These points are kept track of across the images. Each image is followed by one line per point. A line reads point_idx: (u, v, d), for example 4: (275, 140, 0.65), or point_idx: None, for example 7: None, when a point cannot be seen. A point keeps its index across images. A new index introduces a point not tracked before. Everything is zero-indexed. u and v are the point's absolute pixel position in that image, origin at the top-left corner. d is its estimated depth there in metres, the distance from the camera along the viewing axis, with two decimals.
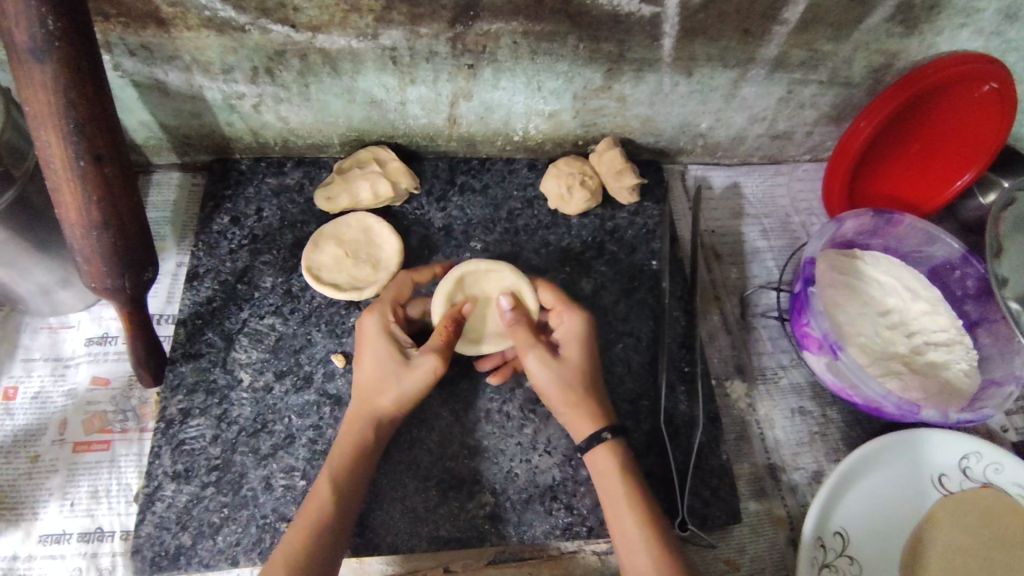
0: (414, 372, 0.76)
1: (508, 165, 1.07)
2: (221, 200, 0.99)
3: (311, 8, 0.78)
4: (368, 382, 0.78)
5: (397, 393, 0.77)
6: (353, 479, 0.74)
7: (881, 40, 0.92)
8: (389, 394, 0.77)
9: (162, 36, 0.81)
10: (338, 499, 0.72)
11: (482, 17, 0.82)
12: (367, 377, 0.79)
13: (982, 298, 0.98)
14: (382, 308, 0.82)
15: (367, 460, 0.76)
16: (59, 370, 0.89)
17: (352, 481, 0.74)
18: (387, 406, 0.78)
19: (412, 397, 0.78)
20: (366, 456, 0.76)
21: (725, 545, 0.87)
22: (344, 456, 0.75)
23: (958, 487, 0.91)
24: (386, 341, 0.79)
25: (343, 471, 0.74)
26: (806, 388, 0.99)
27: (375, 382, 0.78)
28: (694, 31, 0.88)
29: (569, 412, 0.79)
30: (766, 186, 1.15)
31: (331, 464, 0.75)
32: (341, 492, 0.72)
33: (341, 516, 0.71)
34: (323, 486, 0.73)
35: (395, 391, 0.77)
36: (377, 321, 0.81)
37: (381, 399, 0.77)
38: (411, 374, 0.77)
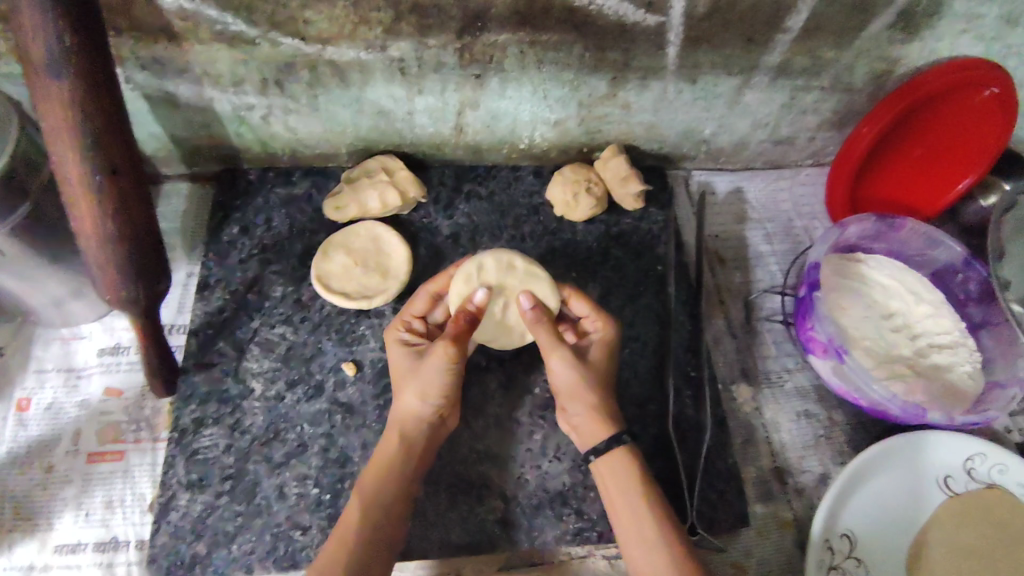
0: (429, 365, 0.77)
1: (513, 173, 1.08)
2: (230, 210, 0.99)
3: (321, 21, 0.80)
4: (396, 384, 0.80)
5: (418, 388, 0.78)
6: (382, 497, 0.75)
7: (882, 47, 0.93)
8: (408, 392, 0.78)
9: (173, 50, 0.82)
10: (367, 520, 0.73)
11: (489, 28, 0.83)
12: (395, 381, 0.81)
13: (985, 301, 0.99)
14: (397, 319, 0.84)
15: (400, 474, 0.77)
16: (72, 381, 0.89)
17: (385, 498, 0.75)
18: (415, 406, 0.78)
19: (435, 388, 0.77)
20: (399, 471, 0.77)
21: (733, 548, 0.88)
22: (375, 475, 0.76)
23: (962, 488, 0.92)
24: (400, 347, 0.82)
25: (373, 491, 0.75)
26: (811, 391, 1.00)
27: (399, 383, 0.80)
28: (698, 39, 0.89)
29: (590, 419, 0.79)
30: (769, 191, 1.16)
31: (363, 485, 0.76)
32: (370, 511, 0.74)
33: (372, 534, 0.72)
34: (353, 510, 0.74)
35: (416, 388, 0.78)
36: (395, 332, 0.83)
37: (406, 402, 0.78)
38: (426, 369, 0.77)
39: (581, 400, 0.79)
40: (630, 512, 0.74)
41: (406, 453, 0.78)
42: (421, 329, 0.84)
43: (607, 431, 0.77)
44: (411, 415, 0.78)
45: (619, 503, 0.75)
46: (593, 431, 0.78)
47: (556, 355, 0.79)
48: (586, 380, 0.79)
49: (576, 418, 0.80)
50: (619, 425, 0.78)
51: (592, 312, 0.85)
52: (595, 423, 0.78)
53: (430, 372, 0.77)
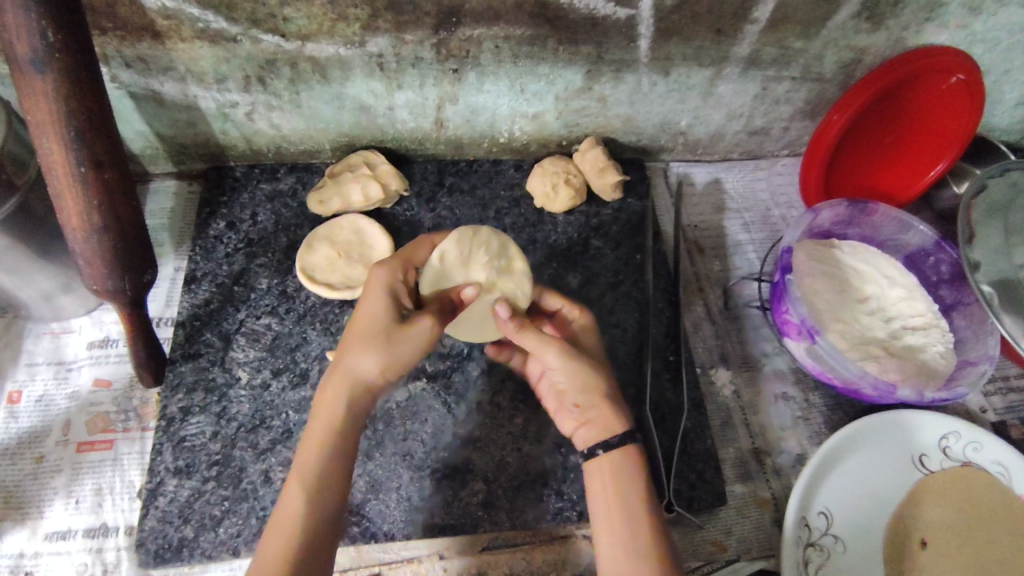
0: (410, 334, 0.73)
1: (495, 167, 1.11)
2: (217, 206, 1.02)
3: (300, 18, 0.82)
4: (356, 340, 0.72)
5: (383, 355, 0.72)
6: (328, 482, 0.68)
7: (849, 37, 0.96)
8: (371, 357, 0.72)
9: (157, 48, 0.84)
10: (313, 511, 0.67)
11: (464, 22, 0.86)
12: (356, 333, 0.73)
13: (956, 283, 1.02)
14: (393, 266, 0.78)
15: (345, 454, 0.71)
16: (62, 373, 0.91)
17: (330, 483, 0.69)
18: (370, 372, 0.72)
19: (398, 360, 0.73)
20: (345, 450, 0.71)
21: (712, 526, 0.89)
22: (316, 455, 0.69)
23: (938, 466, 0.94)
24: (385, 299, 0.74)
25: (318, 474, 0.68)
26: (789, 374, 1.02)
27: (361, 336, 0.73)
28: (668, 32, 0.91)
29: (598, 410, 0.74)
30: (746, 181, 1.19)
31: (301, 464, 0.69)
32: (316, 498, 0.67)
33: (319, 527, 0.66)
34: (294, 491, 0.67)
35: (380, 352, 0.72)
36: (386, 275, 0.77)
37: (362, 365, 0.72)
38: (403, 338, 0.72)
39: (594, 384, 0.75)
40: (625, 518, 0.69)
41: (348, 429, 0.72)
42: (408, 280, 0.79)
43: (624, 424, 0.73)
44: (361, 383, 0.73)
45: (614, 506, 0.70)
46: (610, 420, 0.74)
47: (559, 349, 0.75)
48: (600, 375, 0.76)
49: (593, 408, 0.75)
50: (632, 421, 0.75)
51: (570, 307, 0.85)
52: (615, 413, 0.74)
53: (407, 346, 0.73)
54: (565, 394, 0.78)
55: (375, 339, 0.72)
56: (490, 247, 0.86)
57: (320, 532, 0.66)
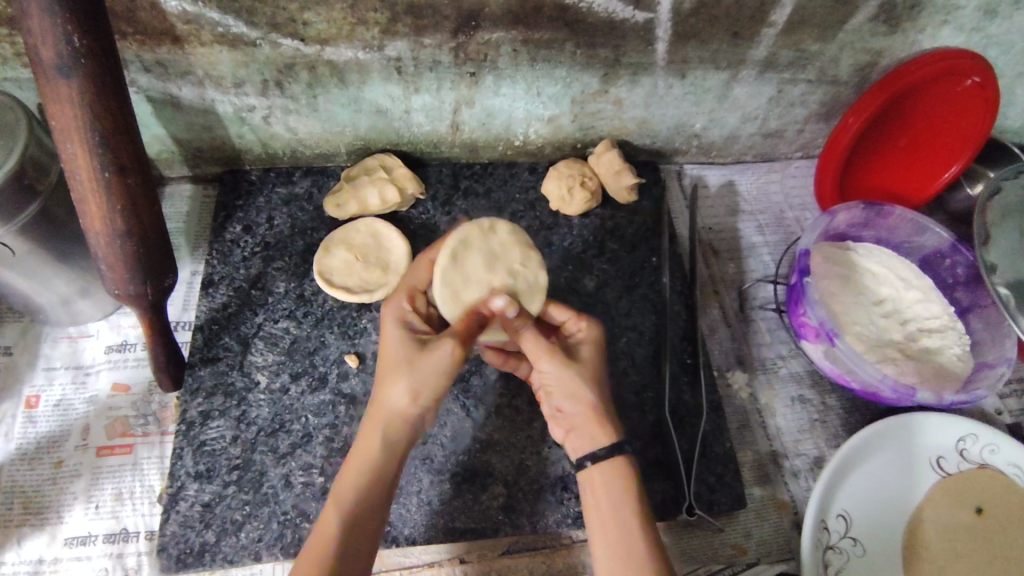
0: (431, 358, 0.71)
1: (509, 169, 1.11)
2: (233, 210, 1.01)
3: (320, 22, 0.82)
4: (387, 371, 0.73)
5: (413, 383, 0.71)
6: (364, 509, 0.69)
7: (865, 40, 0.96)
8: (400, 387, 0.71)
9: (177, 52, 0.84)
10: (348, 538, 0.67)
11: (483, 26, 0.86)
12: (386, 365, 0.74)
13: (972, 284, 1.02)
14: (398, 299, 0.79)
15: (381, 483, 0.71)
16: (80, 378, 0.91)
17: (366, 514, 0.70)
18: (404, 403, 0.72)
19: (429, 387, 0.72)
20: (380, 480, 0.71)
21: (731, 530, 0.89)
22: (353, 485, 0.70)
23: (955, 468, 0.94)
24: (403, 329, 0.75)
25: (353, 502, 0.69)
26: (805, 377, 1.02)
27: (387, 368, 0.73)
28: (686, 35, 0.91)
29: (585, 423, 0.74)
30: (760, 183, 1.19)
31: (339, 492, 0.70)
32: (353, 528, 0.68)
33: (353, 551, 0.67)
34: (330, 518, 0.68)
35: (409, 381, 0.71)
36: (398, 310, 0.77)
37: (394, 395, 0.72)
38: (429, 361, 0.71)
39: (580, 394, 0.75)
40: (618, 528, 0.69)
41: (387, 459, 0.72)
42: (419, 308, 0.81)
43: (610, 436, 0.73)
44: (396, 414, 0.73)
45: (605, 514, 0.70)
46: (594, 430, 0.73)
47: (548, 356, 0.75)
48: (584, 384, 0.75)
49: (574, 411, 0.75)
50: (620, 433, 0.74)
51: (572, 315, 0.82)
52: (597, 426, 0.73)
53: (431, 369, 0.71)
54: (551, 399, 0.78)
55: (402, 368, 0.72)
56: (524, 256, 0.86)
57: (355, 557, 0.68)
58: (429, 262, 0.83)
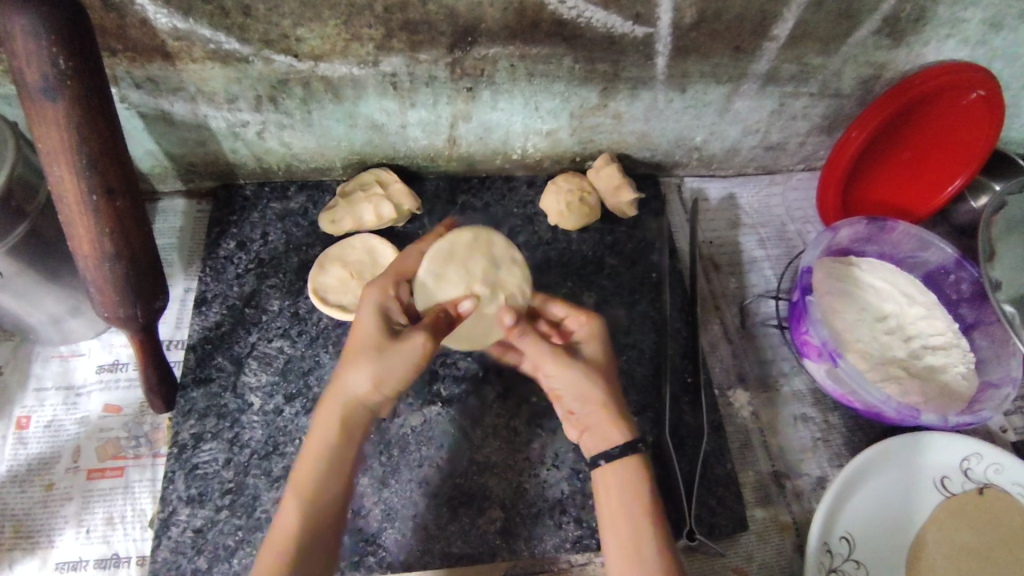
0: (404, 350, 0.70)
1: (508, 183, 1.09)
2: (227, 226, 1.00)
3: (314, 38, 0.81)
4: (352, 354, 0.70)
5: (377, 370, 0.69)
6: (321, 497, 0.68)
7: (868, 54, 0.94)
8: (365, 371, 0.69)
9: (168, 69, 0.83)
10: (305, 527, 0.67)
11: (480, 42, 0.85)
12: (353, 347, 0.71)
13: (977, 302, 1.00)
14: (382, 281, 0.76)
15: (339, 470, 0.70)
16: (71, 399, 0.90)
17: (323, 503, 0.68)
18: (364, 390, 0.70)
19: (393, 377, 0.70)
20: (338, 467, 0.70)
21: (733, 553, 0.88)
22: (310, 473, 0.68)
23: (960, 489, 0.92)
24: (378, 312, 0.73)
25: (312, 491, 0.68)
26: (807, 395, 1.01)
27: (354, 351, 0.71)
28: (686, 49, 0.90)
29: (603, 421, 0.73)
30: (761, 196, 1.17)
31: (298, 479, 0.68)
32: (310, 517, 0.67)
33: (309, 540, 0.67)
34: (290, 507, 0.67)
35: (375, 368, 0.69)
36: (376, 295, 0.75)
37: (357, 382, 0.70)
38: (398, 354, 0.70)
39: (592, 395, 0.74)
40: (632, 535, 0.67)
41: (344, 446, 0.70)
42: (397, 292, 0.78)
43: (623, 434, 0.71)
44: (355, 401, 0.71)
45: (619, 521, 0.68)
46: (609, 431, 0.72)
47: (552, 356, 0.75)
48: (595, 379, 0.74)
49: (589, 413, 0.74)
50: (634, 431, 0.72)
51: (572, 312, 0.81)
52: (612, 424, 0.72)
53: (398, 362, 0.70)
54: (563, 401, 0.77)
55: (368, 354, 0.70)
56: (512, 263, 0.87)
57: (311, 545, 0.67)
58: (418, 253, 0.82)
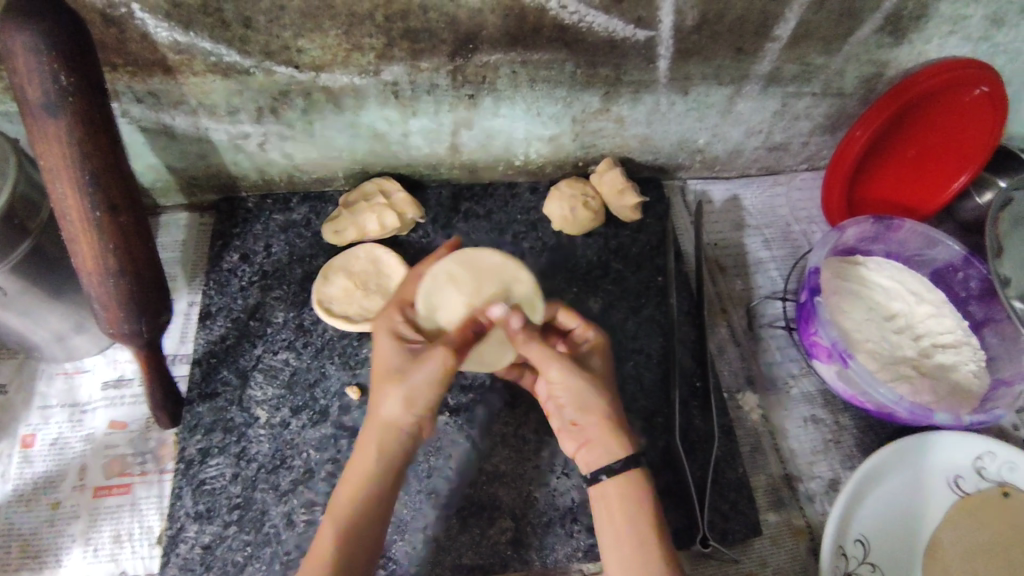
0: (421, 369, 0.69)
1: (510, 190, 1.09)
2: (230, 238, 1.00)
3: (314, 48, 0.81)
4: (381, 380, 0.71)
5: (405, 393, 0.69)
6: (362, 520, 0.68)
7: (870, 52, 0.94)
8: (393, 396, 0.69)
9: (169, 83, 0.82)
10: (343, 549, 0.66)
11: (480, 49, 0.84)
12: (379, 375, 0.73)
13: (986, 299, 1.00)
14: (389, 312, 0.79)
15: (379, 494, 0.69)
16: (77, 416, 0.89)
17: (365, 525, 0.68)
18: (397, 413, 0.70)
19: (426, 398, 0.70)
20: (378, 491, 0.69)
21: (746, 558, 0.87)
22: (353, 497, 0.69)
23: (974, 488, 0.90)
24: (393, 340, 0.75)
25: (348, 517, 0.68)
26: (817, 396, 1.00)
27: (376, 378, 0.73)
28: (688, 52, 0.89)
29: (600, 432, 0.71)
30: (765, 197, 1.17)
31: (336, 504, 0.69)
32: (349, 542, 0.67)
33: (350, 562, 0.66)
34: (327, 532, 0.67)
35: (402, 390, 0.69)
36: (387, 323, 0.77)
37: (387, 406, 0.70)
38: (420, 372, 0.69)
39: (591, 404, 0.72)
40: (633, 544, 0.67)
41: (385, 471, 0.70)
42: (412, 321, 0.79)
43: (623, 448, 0.70)
44: (394, 425, 0.71)
45: (618, 528, 0.68)
46: (608, 442, 0.71)
47: (557, 364, 0.73)
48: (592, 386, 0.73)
49: (586, 422, 0.72)
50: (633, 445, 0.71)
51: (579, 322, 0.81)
52: (611, 435, 0.71)
53: (418, 381, 0.69)
54: (564, 412, 0.75)
55: (394, 377, 0.71)
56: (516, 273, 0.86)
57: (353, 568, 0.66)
58: (417, 278, 0.82)
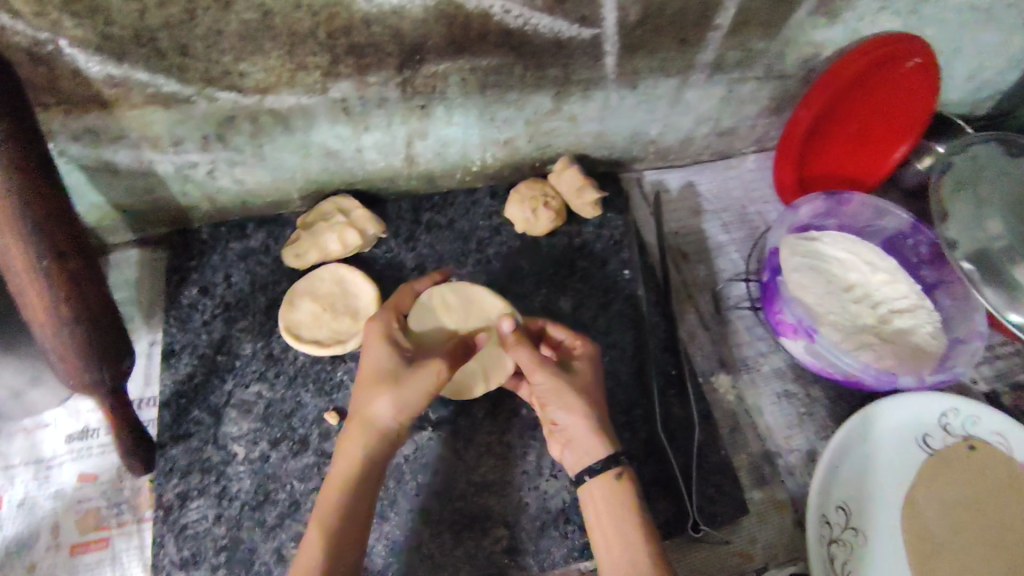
0: (421, 377, 0.71)
1: (470, 197, 1.08)
2: (187, 272, 0.97)
3: (257, 71, 0.78)
4: (372, 386, 0.72)
5: (397, 400, 0.71)
6: (348, 523, 0.69)
7: (808, 33, 0.97)
8: (384, 403, 0.71)
9: (106, 118, 0.79)
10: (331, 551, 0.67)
11: (428, 59, 0.83)
12: (368, 380, 0.73)
13: (937, 263, 1.04)
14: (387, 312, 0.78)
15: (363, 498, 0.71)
16: (43, 473, 0.85)
17: (350, 528, 0.69)
18: (386, 419, 0.71)
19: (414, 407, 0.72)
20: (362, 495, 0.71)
21: (736, 537, 0.88)
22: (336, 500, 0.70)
23: (942, 445, 0.94)
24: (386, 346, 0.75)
25: (337, 520, 0.69)
26: (788, 371, 1.02)
27: (368, 384, 0.73)
28: (634, 47, 0.90)
29: (582, 438, 0.73)
30: (719, 181, 1.19)
31: (322, 507, 0.70)
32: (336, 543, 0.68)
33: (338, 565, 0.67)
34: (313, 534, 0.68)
35: (397, 397, 0.71)
36: (381, 326, 0.77)
37: (378, 412, 0.71)
38: (414, 383, 0.71)
39: (576, 409, 0.73)
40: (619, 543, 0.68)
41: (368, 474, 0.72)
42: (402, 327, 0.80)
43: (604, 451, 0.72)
44: (379, 430, 0.72)
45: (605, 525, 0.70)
46: (589, 447, 0.72)
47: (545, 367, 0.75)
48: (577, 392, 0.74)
49: (571, 425, 0.74)
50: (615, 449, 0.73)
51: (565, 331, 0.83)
52: (591, 439, 0.72)
53: (417, 391, 0.71)
54: (546, 411, 0.76)
55: (388, 382, 0.72)
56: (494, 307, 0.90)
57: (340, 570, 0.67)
58: (411, 291, 0.83)
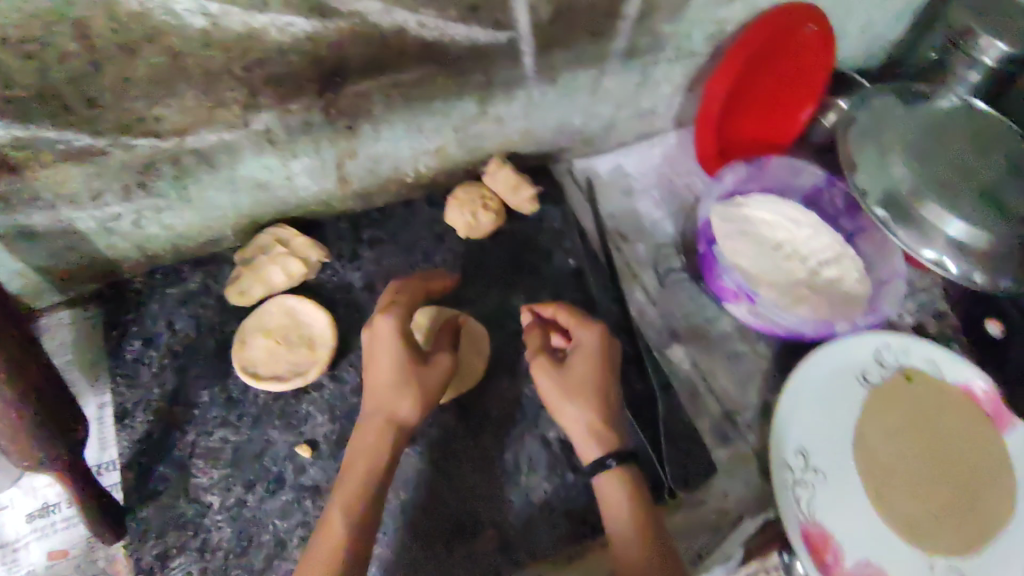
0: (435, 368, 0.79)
1: (408, 208, 1.08)
2: (126, 326, 0.93)
3: (173, 114, 0.76)
4: (393, 380, 0.76)
5: (421, 396, 0.77)
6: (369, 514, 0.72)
7: (709, 11, 1.01)
8: (407, 399, 0.76)
9: (16, 182, 0.75)
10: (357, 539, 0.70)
11: (349, 79, 0.83)
12: (387, 375, 0.77)
13: (852, 212, 1.13)
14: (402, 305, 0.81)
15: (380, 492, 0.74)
16: (8, 558, 0.82)
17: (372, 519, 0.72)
18: (406, 413, 0.77)
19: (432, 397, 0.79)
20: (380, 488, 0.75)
21: (710, 497, 0.93)
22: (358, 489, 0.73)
23: (879, 377, 1.01)
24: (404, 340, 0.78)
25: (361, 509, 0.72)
26: (734, 333, 1.08)
27: (387, 378, 0.77)
28: (549, 44, 0.92)
29: (588, 438, 0.79)
30: (646, 160, 1.23)
31: (343, 497, 0.72)
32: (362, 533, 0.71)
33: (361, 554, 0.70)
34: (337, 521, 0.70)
35: (420, 390, 0.77)
36: (397, 320, 0.79)
37: (401, 406, 0.76)
38: (431, 372, 0.78)
39: (585, 407, 0.78)
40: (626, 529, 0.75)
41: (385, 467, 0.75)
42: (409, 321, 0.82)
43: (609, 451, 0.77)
44: (397, 424, 0.77)
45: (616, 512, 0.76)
46: (596, 446, 0.78)
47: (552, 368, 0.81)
48: (587, 391, 0.79)
49: (575, 427, 0.79)
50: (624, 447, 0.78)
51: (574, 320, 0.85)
52: (602, 441, 0.78)
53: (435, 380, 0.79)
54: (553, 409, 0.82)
55: (409, 377, 0.77)
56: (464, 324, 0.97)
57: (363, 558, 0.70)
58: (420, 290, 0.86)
